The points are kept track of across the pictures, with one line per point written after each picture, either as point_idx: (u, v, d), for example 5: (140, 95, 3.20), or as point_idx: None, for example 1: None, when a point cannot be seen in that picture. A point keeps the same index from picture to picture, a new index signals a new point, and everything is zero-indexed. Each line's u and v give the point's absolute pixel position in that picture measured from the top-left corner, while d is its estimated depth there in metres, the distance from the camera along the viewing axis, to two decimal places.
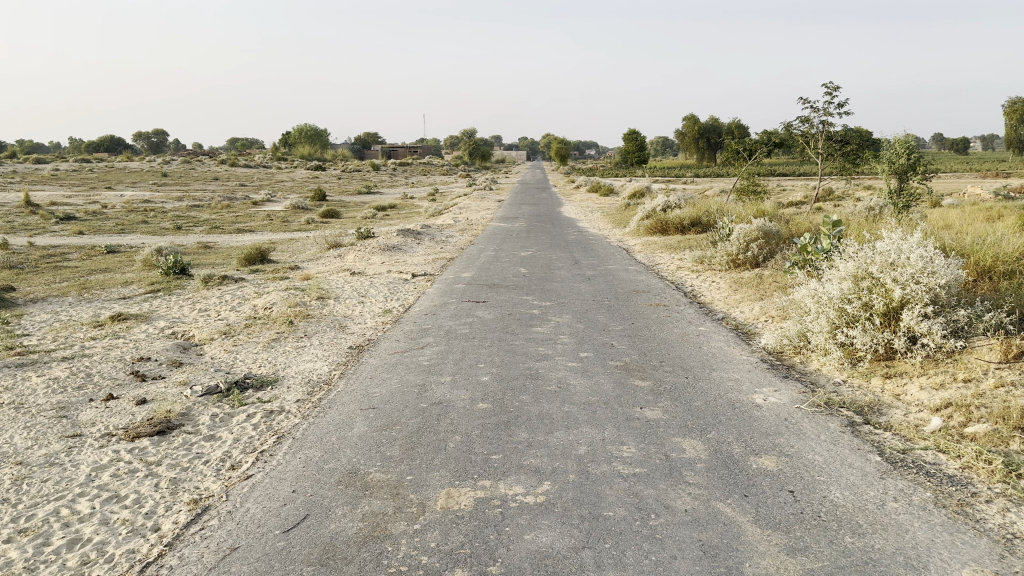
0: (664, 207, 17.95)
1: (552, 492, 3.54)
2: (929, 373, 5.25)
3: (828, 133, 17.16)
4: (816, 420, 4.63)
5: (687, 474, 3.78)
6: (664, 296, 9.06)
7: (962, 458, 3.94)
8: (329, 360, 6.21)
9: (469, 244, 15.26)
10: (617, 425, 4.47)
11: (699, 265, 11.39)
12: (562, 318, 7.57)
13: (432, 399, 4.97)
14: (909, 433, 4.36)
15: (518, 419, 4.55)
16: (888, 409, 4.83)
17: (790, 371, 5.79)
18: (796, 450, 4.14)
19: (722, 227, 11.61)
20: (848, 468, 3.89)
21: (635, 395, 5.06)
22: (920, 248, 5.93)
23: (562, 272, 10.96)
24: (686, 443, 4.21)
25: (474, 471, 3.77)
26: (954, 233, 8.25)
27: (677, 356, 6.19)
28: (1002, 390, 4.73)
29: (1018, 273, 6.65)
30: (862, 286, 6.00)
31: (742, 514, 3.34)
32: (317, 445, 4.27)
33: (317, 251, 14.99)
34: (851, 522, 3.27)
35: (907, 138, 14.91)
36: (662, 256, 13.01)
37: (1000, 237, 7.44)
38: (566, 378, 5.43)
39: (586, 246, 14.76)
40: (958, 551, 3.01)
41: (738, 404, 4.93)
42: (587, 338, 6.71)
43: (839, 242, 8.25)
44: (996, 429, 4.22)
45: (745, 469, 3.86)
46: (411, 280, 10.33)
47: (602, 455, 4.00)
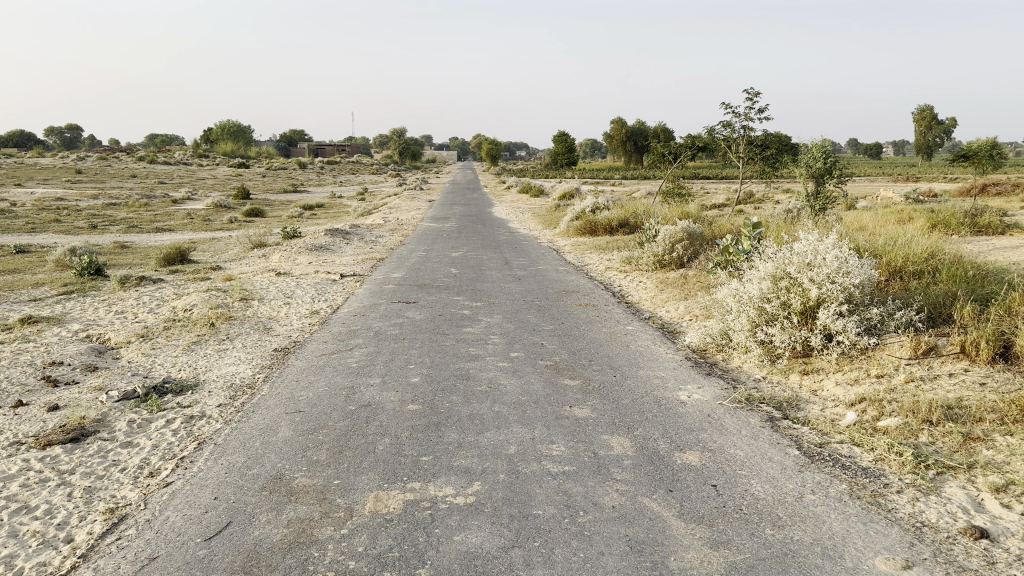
0: (594, 208, 18.16)
1: (482, 492, 3.54)
2: (844, 370, 5.46)
3: (748, 138, 17.60)
4: (737, 416, 4.76)
5: (614, 471, 3.83)
6: (592, 296, 9.16)
7: (875, 451, 4.11)
8: (252, 363, 6.06)
9: (399, 244, 15.12)
10: (547, 424, 4.50)
11: (627, 266, 11.56)
12: (492, 319, 7.57)
13: (361, 401, 4.91)
14: (826, 428, 4.52)
15: (448, 420, 4.53)
16: (806, 404, 5.00)
17: (713, 368, 5.93)
18: (718, 445, 4.24)
19: (649, 228, 11.82)
20: (768, 461, 4.01)
21: (565, 395, 5.09)
22: (835, 249, 6.17)
23: (493, 273, 10.96)
24: (614, 440, 4.26)
25: (403, 474, 3.74)
26: (868, 235, 8.58)
27: (605, 354, 6.27)
28: (911, 384, 4.96)
29: (927, 273, 6.96)
30: (781, 286, 6.19)
31: (668, 509, 3.40)
32: (239, 450, 4.16)
33: (240, 250, 14.63)
34: (771, 515, 3.36)
35: (824, 142, 15.47)
36: (590, 256, 13.17)
37: (909, 238, 7.79)
38: (497, 379, 5.43)
39: (516, 246, 14.83)
40: (872, 540, 3.13)
41: (663, 401, 5.02)
42: (517, 338, 6.73)
43: (759, 243, 8.49)
44: (907, 423, 4.42)
45: (670, 465, 3.93)
46: (340, 281, 10.18)
47: (532, 453, 4.02)
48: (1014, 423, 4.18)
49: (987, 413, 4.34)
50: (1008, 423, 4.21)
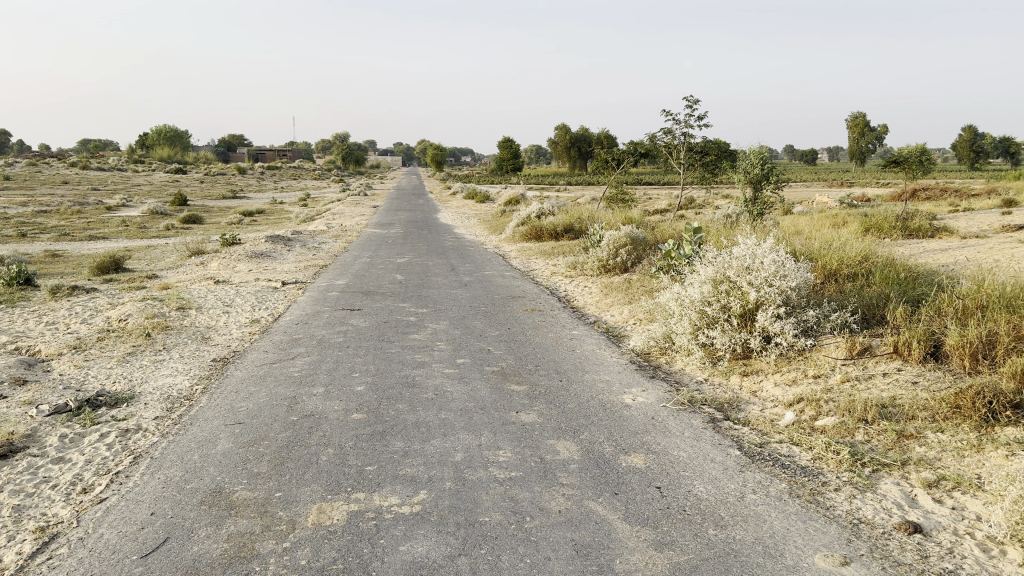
0: (539, 213, 18.25)
1: (427, 501, 3.50)
2: (783, 370, 5.58)
3: (689, 144, 17.84)
4: (680, 418, 4.82)
5: (561, 475, 3.84)
6: (538, 301, 9.19)
7: (812, 450, 4.20)
8: (190, 374, 5.91)
9: (343, 251, 14.95)
10: (493, 430, 4.48)
11: (572, 271, 11.62)
12: (438, 325, 7.53)
13: (303, 411, 4.82)
14: (766, 428, 4.61)
15: (393, 429, 4.47)
16: (747, 405, 5.09)
17: (656, 371, 6.00)
18: (662, 447, 4.29)
19: (594, 233, 11.92)
20: (710, 462, 4.07)
21: (511, 400, 5.08)
22: (772, 253, 6.32)
23: (438, 279, 10.91)
24: (560, 445, 4.27)
25: (347, 485, 3.68)
26: (804, 238, 8.79)
27: (551, 359, 6.29)
28: (847, 384, 5.09)
29: (861, 275, 7.17)
30: (721, 290, 6.30)
31: (613, 512, 3.42)
32: (177, 464, 4.05)
33: (177, 258, 14.28)
34: (714, 515, 3.41)
35: (761, 149, 15.82)
36: (536, 261, 13.23)
37: (842, 242, 8.01)
38: (442, 386, 5.39)
39: (462, 252, 14.81)
40: (811, 538, 3.19)
41: (608, 405, 5.06)
42: (463, 344, 6.70)
43: (701, 247, 8.64)
44: (843, 422, 4.53)
45: (616, 468, 3.96)
46: (281, 289, 10.01)
47: (478, 460, 4.00)
48: (945, 420, 4.34)
49: (919, 411, 4.49)
50: (939, 420, 4.36)
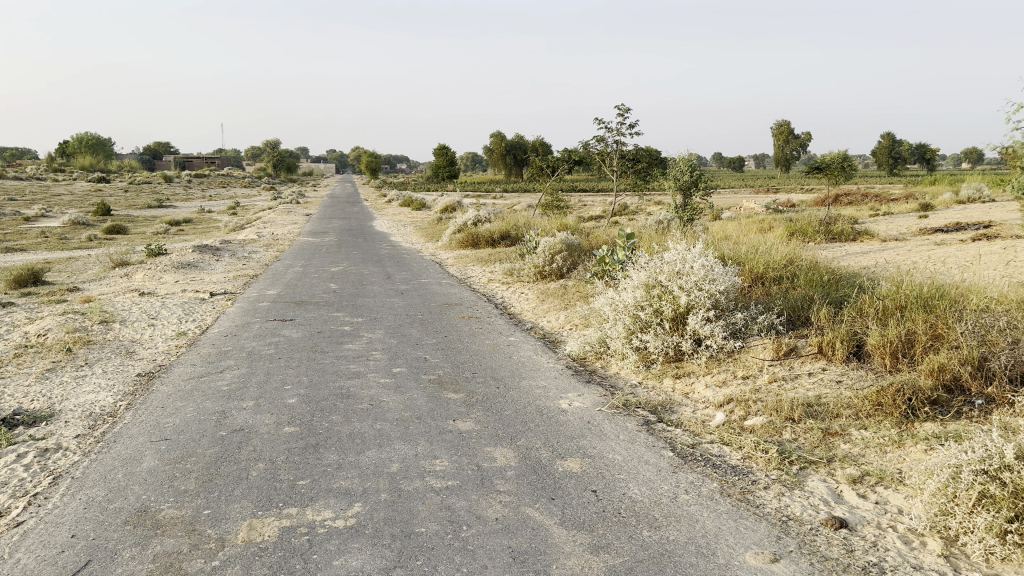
0: (475, 221, 18.25)
1: (362, 513, 3.45)
2: (713, 372, 5.70)
3: (621, 152, 18.09)
4: (615, 421, 4.87)
5: (498, 483, 3.83)
6: (474, 308, 9.18)
7: (742, 449, 4.30)
8: (114, 390, 5.70)
9: (275, 260, 14.65)
10: (429, 439, 4.45)
11: (509, 278, 11.64)
12: (373, 334, 7.45)
13: (233, 426, 4.70)
14: (697, 429, 4.69)
15: (326, 441, 4.40)
16: (679, 407, 5.18)
17: (591, 375, 6.05)
18: (597, 451, 4.33)
19: (529, 239, 11.98)
20: (644, 464, 4.12)
21: (448, 408, 5.06)
22: (701, 258, 6.48)
23: (373, 287, 10.80)
24: (497, 452, 4.27)
25: (279, 500, 3.60)
26: (733, 243, 9.00)
27: (488, 366, 6.29)
28: (775, 384, 5.23)
29: (786, 278, 7.38)
30: (653, 295, 6.41)
31: (549, 517, 3.43)
32: (100, 484, 3.90)
33: (100, 270, 13.79)
34: (648, 517, 3.45)
35: (691, 157, 16.15)
36: (473, 268, 13.23)
37: (769, 247, 8.24)
38: (378, 396, 5.33)
39: (398, 260, 14.70)
40: (742, 536, 3.26)
41: (544, 410, 5.08)
42: (399, 353, 6.64)
43: (634, 253, 8.77)
44: (771, 421, 4.65)
45: (552, 473, 3.97)
46: (210, 300, 9.76)
47: (414, 470, 3.96)
48: (867, 417, 4.49)
49: (843, 409, 4.64)
50: (862, 417, 4.52)
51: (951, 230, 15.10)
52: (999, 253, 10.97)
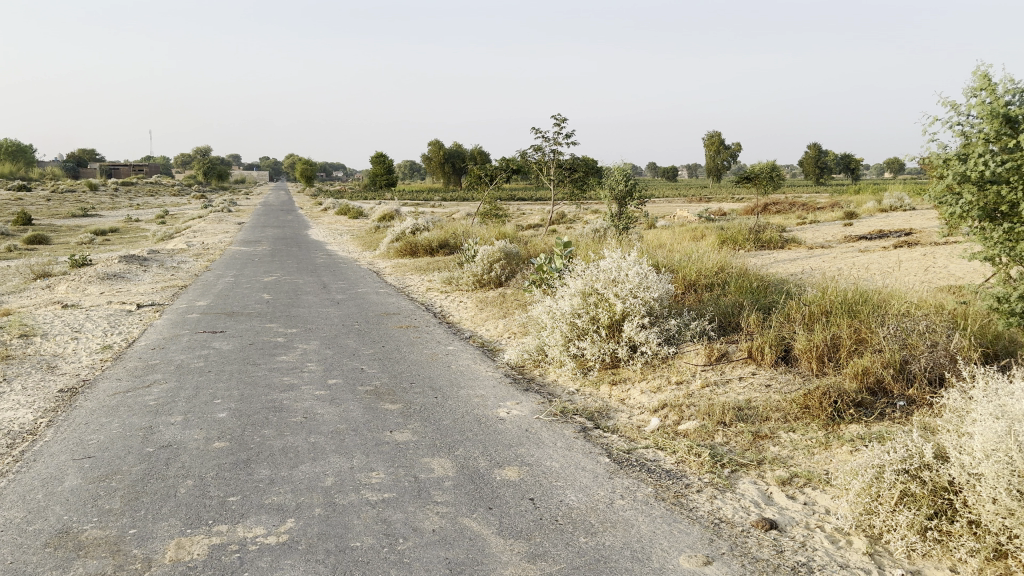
0: (413, 229, 18.15)
1: (295, 529, 3.39)
2: (648, 378, 5.79)
3: (558, 161, 18.25)
4: (553, 428, 4.90)
5: (435, 493, 3.81)
6: (412, 317, 9.12)
7: (676, 453, 4.38)
8: (34, 407, 5.48)
9: (205, 270, 14.30)
10: (365, 451, 4.40)
11: (447, 286, 11.60)
12: (308, 346, 7.33)
13: (160, 442, 4.57)
14: (633, 434, 4.76)
15: (258, 456, 4.31)
16: (615, 413, 5.23)
17: (529, 383, 6.07)
18: (535, 458, 4.35)
19: (467, 248, 11.97)
20: (581, 470, 4.16)
21: (384, 420, 5.01)
22: (636, 266, 6.63)
23: (308, 297, 10.64)
24: (435, 462, 4.25)
25: (209, 517, 3.51)
26: (667, 251, 9.17)
27: (426, 376, 6.25)
28: (707, 389, 5.34)
29: (718, 285, 7.54)
30: (589, 302, 6.50)
31: (487, 527, 3.43)
32: (17, 505, 3.73)
33: (19, 281, 13.24)
34: (584, 523, 3.48)
35: (625, 166, 16.39)
36: (411, 277, 13.15)
37: (701, 255, 8.42)
38: (312, 408, 5.25)
39: (334, 269, 14.53)
40: (676, 539, 3.32)
41: (482, 419, 5.08)
42: (335, 364, 6.56)
43: (571, 261, 8.85)
44: (703, 425, 4.75)
45: (490, 482, 3.97)
46: (137, 312, 9.46)
47: (349, 483, 3.91)
48: (795, 420, 4.62)
49: (772, 412, 4.76)
50: (790, 420, 4.65)
51: (875, 238, 15.65)
52: (918, 260, 11.42)
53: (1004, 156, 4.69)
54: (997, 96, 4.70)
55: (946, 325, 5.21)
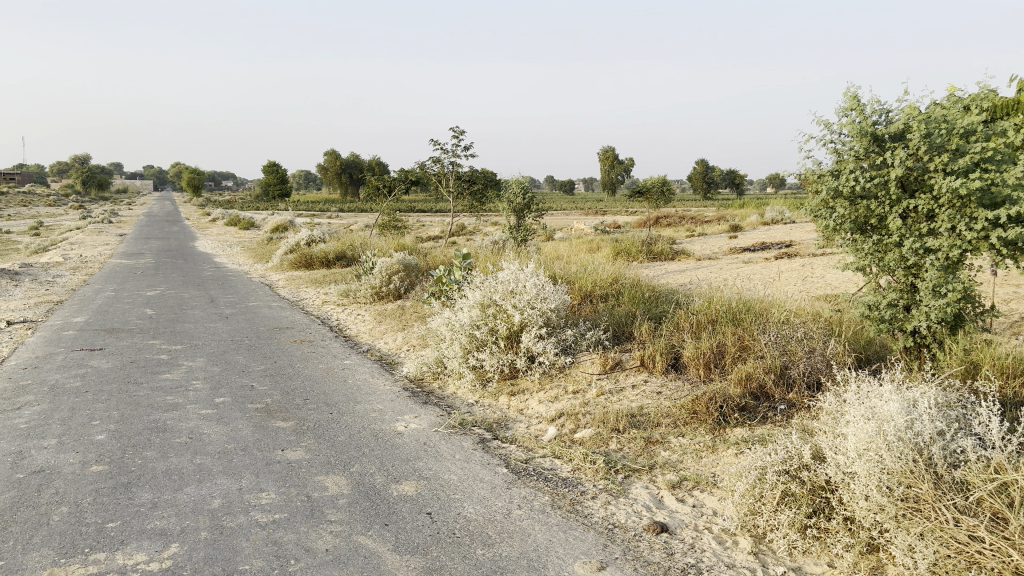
0: (308, 241, 17.76)
1: (180, 554, 3.24)
2: (546, 388, 5.85)
3: (457, 173, 18.26)
4: (451, 441, 4.88)
5: (329, 512, 3.72)
6: (307, 332, 8.91)
7: (572, 461, 4.44)
8: None
9: (84, 285, 13.53)
10: (255, 471, 4.26)
11: (344, 299, 11.38)
12: (194, 363, 7.05)
13: (31, 467, 4.28)
14: (531, 444, 4.79)
15: (140, 479, 4.11)
16: (514, 423, 5.26)
17: (429, 396, 6.02)
18: (433, 472, 4.32)
19: (364, 260, 11.78)
20: (479, 482, 4.16)
21: (275, 438, 4.86)
22: (533, 278, 6.74)
23: (196, 312, 10.23)
24: (329, 480, 4.16)
25: (85, 546, 3.31)
26: (563, 263, 9.30)
27: (320, 392, 6.10)
28: (602, 397, 5.45)
29: (612, 296, 7.71)
30: (488, 314, 6.54)
31: (383, 544, 3.38)
32: None
33: None
34: (481, 535, 3.48)
35: (523, 180, 16.55)
36: (306, 290, 12.85)
37: (596, 266, 8.59)
38: (198, 428, 5.04)
39: (224, 283, 14.03)
40: (571, 546, 3.36)
41: (379, 434, 5.01)
42: (223, 382, 6.32)
43: (470, 273, 8.85)
44: (598, 432, 4.84)
45: (386, 498, 3.92)
46: (7, 330, 8.85)
47: (238, 505, 3.78)
48: (685, 425, 4.77)
49: (663, 418, 4.91)
50: (680, 425, 4.79)
51: (757, 249, 16.36)
52: (796, 270, 12.01)
53: (873, 173, 5.00)
54: (866, 115, 5.02)
55: (822, 332, 5.50)
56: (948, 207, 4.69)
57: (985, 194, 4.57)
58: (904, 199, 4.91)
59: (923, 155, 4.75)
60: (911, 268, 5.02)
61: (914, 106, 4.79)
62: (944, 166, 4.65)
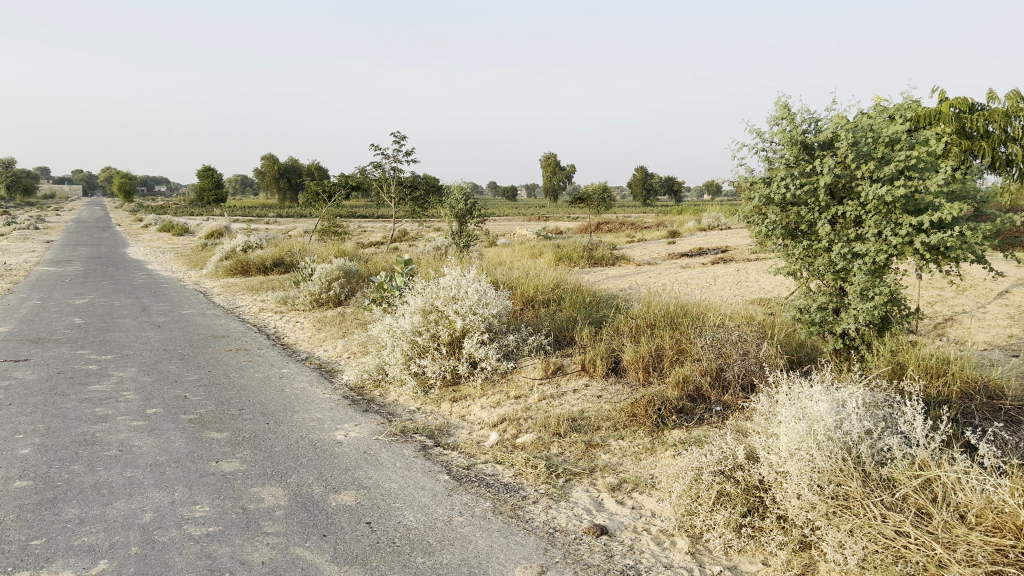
0: (245, 247, 17.42)
1: (109, 570, 3.15)
2: (488, 394, 5.85)
3: (398, 179, 18.13)
4: (392, 449, 4.85)
5: (265, 524, 3.66)
6: (243, 340, 8.74)
7: (514, 466, 4.45)
8: None
9: (7, 293, 13.00)
10: (188, 484, 4.16)
11: (282, 306, 11.18)
12: (125, 373, 6.84)
13: None
14: (472, 450, 4.79)
15: (67, 494, 3.97)
16: (456, 430, 5.25)
17: (369, 404, 5.95)
18: (373, 481, 4.28)
19: (303, 266, 11.60)
20: (420, 490, 4.13)
21: (210, 449, 4.76)
22: (475, 284, 6.76)
23: (126, 321, 9.92)
24: (265, 492, 4.08)
25: (7, 564, 3.18)
26: (505, 269, 9.32)
27: (257, 401, 5.99)
28: (544, 402, 5.47)
29: (554, 301, 7.76)
30: (430, 320, 6.51)
31: (321, 555, 3.33)
32: None
33: None
34: (422, 543, 3.46)
35: (464, 186, 16.51)
36: (242, 298, 12.58)
37: (537, 272, 8.64)
38: (129, 440, 4.90)
39: (156, 290, 13.65)
40: (512, 552, 3.37)
41: (318, 443, 4.94)
42: (155, 393, 6.15)
43: (411, 279, 8.81)
44: (540, 437, 4.86)
45: (325, 508, 3.86)
46: None
47: (170, 519, 3.68)
48: (624, 428, 4.83)
49: (603, 421, 4.96)
50: (620, 428, 4.85)
51: (695, 254, 16.68)
52: (732, 275, 12.28)
53: (803, 180, 5.15)
54: (796, 124, 5.17)
55: (756, 334, 5.64)
56: (874, 214, 4.86)
57: (909, 201, 4.75)
58: (833, 206, 5.07)
59: (851, 163, 4.91)
60: (839, 273, 5.19)
61: (842, 116, 4.96)
62: (870, 173, 4.82)
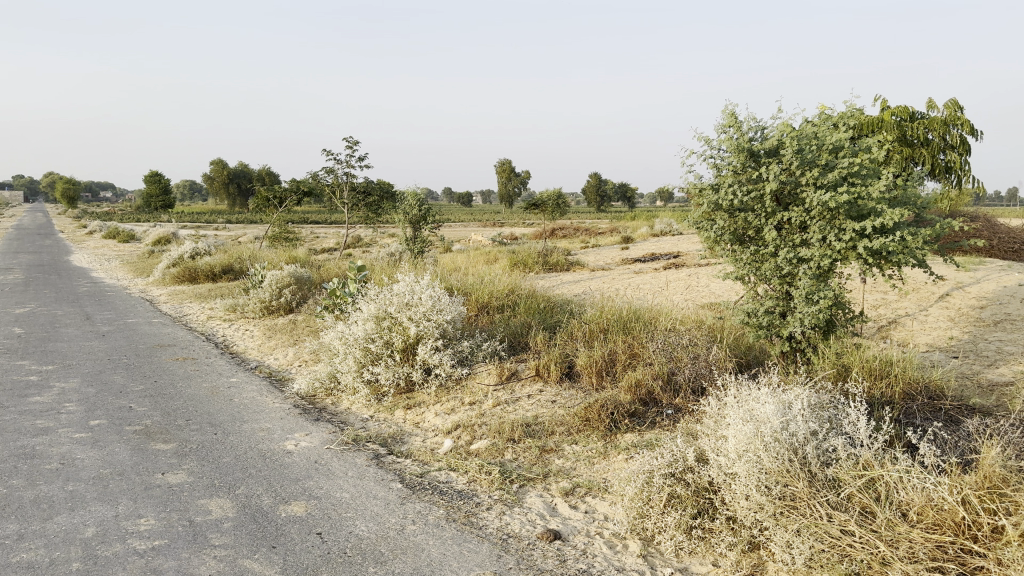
0: (193, 253, 17.09)
1: None
2: (442, 400, 5.82)
3: (352, 184, 17.98)
4: (344, 458, 4.80)
5: (212, 537, 3.59)
6: (191, 349, 8.57)
7: (468, 473, 4.44)
8: None
9: None
10: (133, 497, 4.06)
11: (231, 313, 10.99)
12: (67, 384, 6.65)
13: None
14: (426, 457, 4.76)
15: (4, 509, 3.84)
16: (409, 437, 5.22)
17: (321, 412, 5.88)
18: (324, 490, 4.23)
19: (253, 273, 11.42)
20: (372, 499, 4.10)
21: (156, 461, 4.66)
22: (429, 290, 6.74)
23: (69, 330, 9.65)
24: (213, 503, 4.01)
25: None
26: (459, 275, 9.31)
27: (205, 411, 5.88)
28: (498, 408, 5.48)
29: (507, 306, 7.78)
30: (383, 326, 6.46)
31: (270, 567, 3.28)
32: None
33: None
34: (374, 552, 3.43)
35: (418, 192, 16.44)
36: (190, 306, 12.34)
37: (491, 278, 8.65)
38: (70, 453, 4.77)
39: (100, 299, 13.30)
40: (465, 559, 3.36)
41: (268, 453, 4.87)
42: (99, 404, 5.99)
43: (364, 285, 8.74)
44: (494, 443, 4.86)
45: (275, 519, 3.81)
46: None
47: (114, 533, 3.59)
48: (578, 433, 4.86)
49: (557, 426, 4.98)
50: (573, 433, 4.87)
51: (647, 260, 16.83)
52: (683, 280, 12.43)
53: (749, 186, 5.25)
54: (742, 132, 5.27)
55: (706, 339, 5.73)
56: (818, 219, 4.98)
57: (852, 207, 4.87)
58: (779, 212, 5.18)
59: (795, 170, 5.02)
60: (786, 277, 5.30)
61: (787, 123, 5.07)
62: (814, 180, 4.94)
